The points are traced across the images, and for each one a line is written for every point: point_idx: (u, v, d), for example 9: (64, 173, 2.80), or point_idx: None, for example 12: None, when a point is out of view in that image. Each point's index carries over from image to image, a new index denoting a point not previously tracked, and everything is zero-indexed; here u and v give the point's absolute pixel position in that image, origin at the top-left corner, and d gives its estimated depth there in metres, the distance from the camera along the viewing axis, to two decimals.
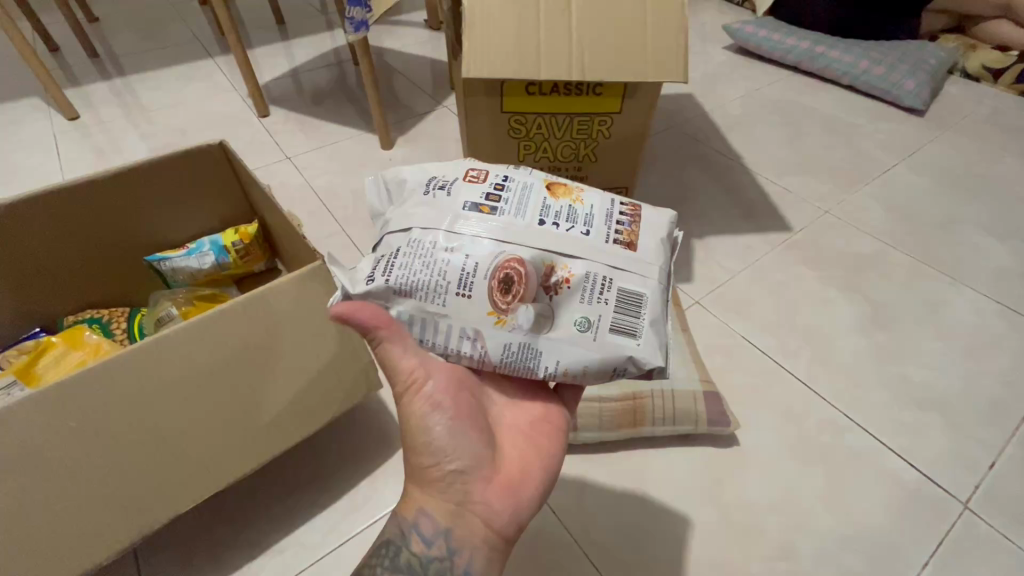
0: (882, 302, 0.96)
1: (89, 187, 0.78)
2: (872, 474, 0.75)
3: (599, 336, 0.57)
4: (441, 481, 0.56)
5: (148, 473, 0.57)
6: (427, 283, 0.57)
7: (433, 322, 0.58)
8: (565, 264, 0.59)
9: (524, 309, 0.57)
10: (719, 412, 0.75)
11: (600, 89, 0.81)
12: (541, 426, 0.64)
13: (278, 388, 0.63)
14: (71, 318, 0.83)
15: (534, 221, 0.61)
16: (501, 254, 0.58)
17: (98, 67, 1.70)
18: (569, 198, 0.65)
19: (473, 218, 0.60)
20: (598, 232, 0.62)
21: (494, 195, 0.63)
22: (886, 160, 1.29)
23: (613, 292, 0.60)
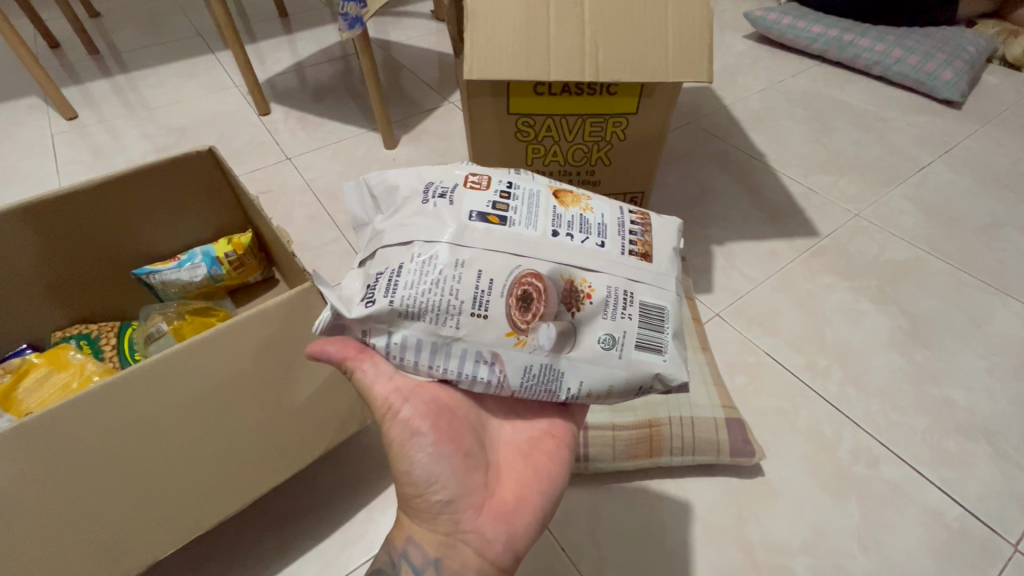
0: (918, 316, 0.89)
1: (72, 200, 0.73)
2: (913, 510, 0.69)
3: (621, 354, 0.54)
4: (429, 509, 0.51)
5: (147, 503, 0.51)
6: (439, 304, 0.51)
7: (446, 346, 0.52)
8: (585, 277, 0.54)
9: (546, 327, 0.52)
10: (743, 441, 0.70)
11: (614, 88, 0.74)
12: (542, 443, 0.59)
13: (267, 418, 0.56)
14: (58, 334, 0.80)
15: (548, 232, 0.56)
16: (518, 268, 0.53)
17: (99, 64, 1.66)
18: (578, 204, 0.60)
19: (482, 228, 0.54)
20: (613, 242, 0.58)
21: (500, 203, 0.57)
22: (922, 157, 1.21)
23: (635, 305, 0.55)
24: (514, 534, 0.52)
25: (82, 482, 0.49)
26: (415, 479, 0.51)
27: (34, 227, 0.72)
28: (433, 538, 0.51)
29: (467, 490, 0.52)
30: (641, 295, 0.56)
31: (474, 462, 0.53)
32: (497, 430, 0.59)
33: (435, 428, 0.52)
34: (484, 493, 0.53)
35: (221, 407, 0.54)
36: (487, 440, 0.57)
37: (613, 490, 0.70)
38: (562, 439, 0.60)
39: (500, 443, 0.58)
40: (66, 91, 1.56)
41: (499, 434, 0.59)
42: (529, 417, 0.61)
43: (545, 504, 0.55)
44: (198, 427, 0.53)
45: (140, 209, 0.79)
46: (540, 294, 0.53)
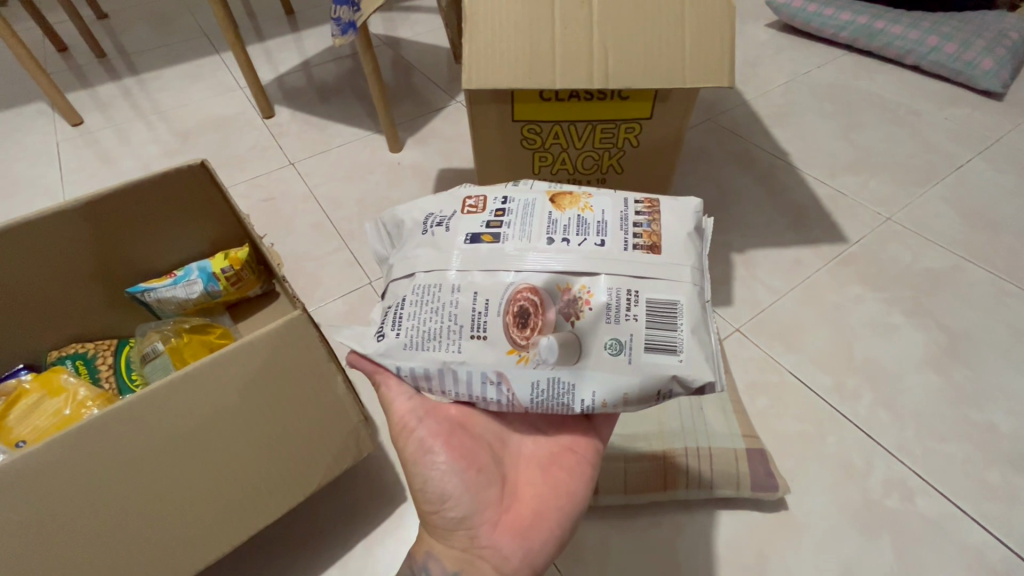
0: (956, 332, 0.83)
1: (60, 221, 0.69)
2: (952, 550, 0.64)
3: (631, 359, 0.48)
4: (444, 525, 0.48)
5: (143, 536, 0.50)
6: (440, 331, 0.50)
7: (451, 371, 0.49)
8: (583, 282, 0.50)
9: (546, 340, 0.48)
10: (765, 474, 0.65)
11: (626, 92, 0.68)
12: (564, 457, 0.54)
13: (255, 456, 0.54)
14: (55, 354, 0.78)
15: (544, 240, 0.52)
16: (513, 284, 0.50)
17: (105, 67, 1.65)
18: (575, 204, 0.55)
19: (480, 250, 0.52)
20: (614, 237, 0.52)
21: (495, 220, 0.54)
22: (959, 154, 1.12)
23: (641, 303, 0.49)
24: (533, 549, 0.47)
25: (62, 533, 0.47)
26: (428, 494, 0.48)
27: (22, 248, 0.69)
28: (450, 553, 0.48)
29: (481, 503, 0.48)
30: (651, 292, 0.50)
31: (489, 477, 0.50)
32: (517, 443, 0.54)
33: (447, 444, 0.49)
34: (500, 506, 0.49)
35: (206, 448, 0.51)
36: (504, 453, 0.53)
37: (625, 523, 0.66)
38: (586, 452, 0.54)
39: (519, 457, 0.53)
40: (73, 94, 1.54)
41: (518, 448, 0.54)
42: (552, 428, 0.55)
43: (568, 519, 0.50)
44: (182, 470, 0.51)
45: (132, 228, 0.76)
46: (536, 306, 0.49)
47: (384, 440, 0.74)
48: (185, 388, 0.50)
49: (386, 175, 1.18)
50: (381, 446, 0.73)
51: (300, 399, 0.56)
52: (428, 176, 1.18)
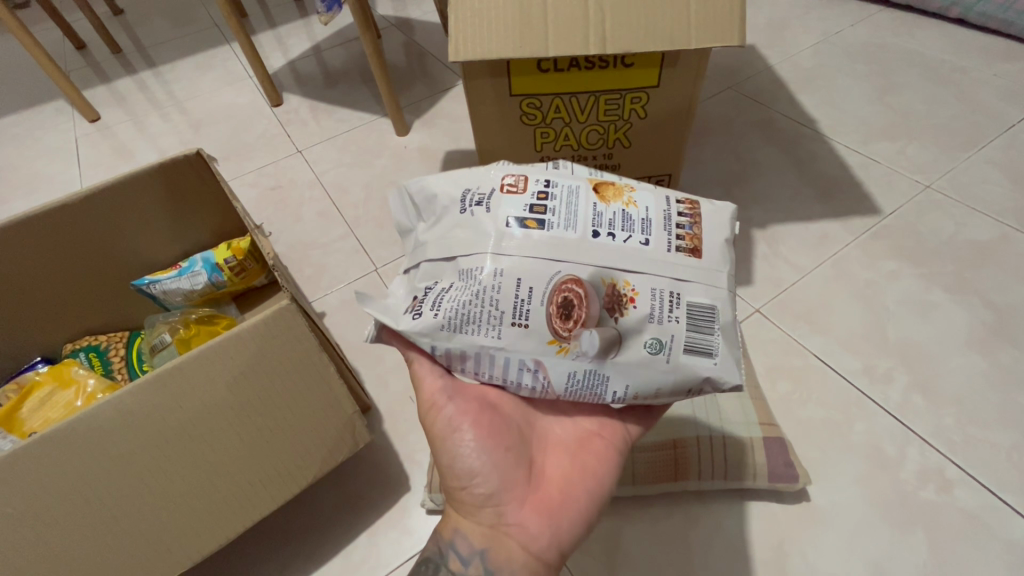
0: (1003, 309, 0.76)
1: (50, 219, 0.68)
2: (996, 547, 0.58)
3: (671, 359, 0.44)
4: (471, 501, 0.46)
5: (149, 525, 0.50)
6: (479, 315, 0.45)
7: (488, 356, 0.46)
8: (628, 278, 0.45)
9: (589, 334, 0.43)
10: (784, 465, 0.61)
11: (629, 59, 0.64)
12: (592, 441, 0.50)
13: (251, 447, 0.53)
14: (70, 347, 0.79)
15: (588, 232, 0.46)
16: (557, 272, 0.45)
17: (121, 62, 1.66)
18: (621, 197, 0.49)
19: (523, 237, 0.46)
20: (658, 237, 0.47)
21: (537, 205, 0.47)
22: (1010, 113, 1.02)
23: (681, 305, 0.45)
24: (563, 529, 0.45)
25: (57, 526, 0.47)
26: (456, 472, 0.46)
27: (17, 247, 0.68)
28: (477, 531, 0.46)
29: (509, 481, 0.46)
30: (692, 295, 0.45)
31: (516, 457, 0.47)
32: (546, 423, 0.51)
33: (476, 423, 0.47)
34: (527, 485, 0.46)
35: (202, 442, 0.51)
36: (533, 433, 0.50)
37: (634, 515, 0.63)
38: (614, 438, 0.50)
39: (547, 438, 0.50)
40: (91, 89, 1.57)
41: (547, 428, 0.51)
42: (582, 411, 0.51)
43: (596, 502, 0.47)
44: (174, 462, 0.50)
45: (126, 221, 0.75)
46: (580, 298, 0.44)
47: (388, 430, 0.73)
48: (175, 381, 0.49)
49: (392, 159, 1.16)
50: (385, 435, 0.73)
51: (293, 391, 0.54)
52: (435, 158, 1.15)
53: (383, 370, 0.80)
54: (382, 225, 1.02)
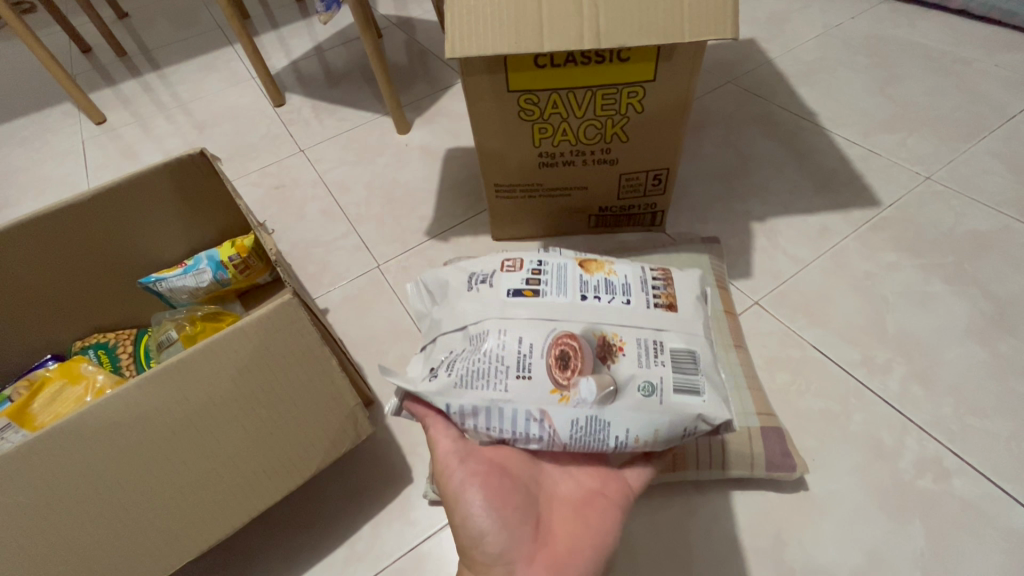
0: (1003, 299, 0.76)
1: (54, 222, 0.69)
2: (993, 534, 0.59)
3: (663, 401, 0.46)
4: (482, 561, 0.45)
5: (155, 513, 0.52)
6: (488, 370, 0.48)
7: (498, 410, 0.47)
8: (615, 331, 0.50)
9: (585, 379, 0.47)
10: (782, 454, 0.62)
11: (626, 53, 0.65)
12: (595, 499, 0.51)
13: (254, 441, 0.55)
14: (79, 344, 0.81)
15: (576, 297, 0.52)
16: (553, 332, 0.49)
17: (126, 65, 1.68)
18: (602, 267, 0.55)
19: (523, 305, 0.51)
20: (638, 297, 0.52)
21: (533, 280, 0.53)
22: (1012, 104, 1.02)
23: (664, 351, 0.49)
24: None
25: (66, 515, 0.49)
26: (467, 529, 0.45)
27: (24, 249, 0.70)
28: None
29: (518, 537, 0.45)
30: (672, 343, 0.50)
31: (524, 514, 0.47)
32: (552, 483, 0.52)
33: (485, 481, 0.47)
34: (536, 540, 0.46)
35: (206, 434, 0.52)
36: (540, 491, 0.50)
37: (633, 505, 0.64)
38: (614, 493, 0.51)
39: (553, 496, 0.50)
40: (97, 92, 1.59)
41: (553, 487, 0.51)
42: (583, 469, 0.53)
43: (605, 558, 0.47)
44: (179, 455, 0.52)
45: (131, 222, 0.76)
46: (576, 351, 0.48)
47: (390, 424, 0.75)
48: (178, 376, 0.50)
49: (394, 157, 1.17)
50: (387, 429, 0.74)
51: (294, 385, 0.55)
52: (436, 156, 1.15)
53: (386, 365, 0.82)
54: (384, 223, 1.03)
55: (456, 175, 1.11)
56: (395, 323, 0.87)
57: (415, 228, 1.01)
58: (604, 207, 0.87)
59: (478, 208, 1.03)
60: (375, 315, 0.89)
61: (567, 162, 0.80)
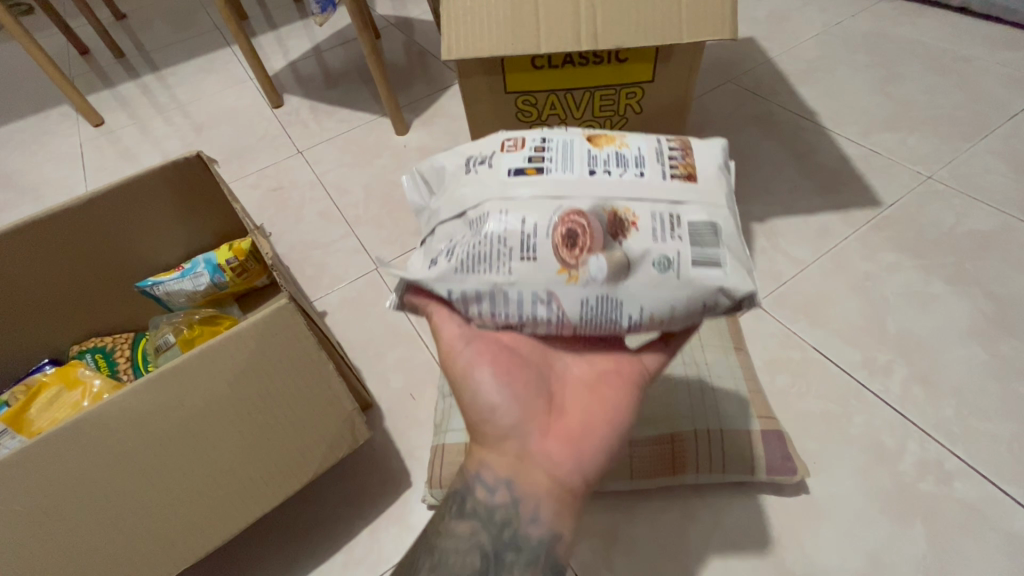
0: (1005, 299, 0.76)
1: (54, 233, 0.70)
2: (995, 537, 0.58)
3: (680, 275, 0.43)
4: (493, 434, 0.45)
5: (152, 520, 0.51)
6: (492, 253, 0.44)
7: (504, 292, 0.44)
8: (627, 205, 0.45)
9: (596, 258, 0.43)
10: (782, 458, 0.61)
11: (624, 54, 0.64)
12: (610, 378, 0.48)
13: (251, 446, 0.54)
14: (77, 348, 0.81)
15: (584, 171, 0.46)
16: (560, 207, 0.44)
17: (124, 67, 1.68)
18: (614, 140, 0.49)
19: (526, 182, 0.46)
20: (651, 169, 0.47)
21: (538, 158, 0.48)
22: (1014, 102, 1.01)
23: (682, 224, 0.44)
24: (590, 461, 0.44)
25: (61, 523, 0.49)
26: (477, 408, 0.46)
27: (26, 261, 0.70)
28: (502, 463, 0.45)
29: (527, 412, 0.45)
30: (691, 215, 0.45)
31: (533, 391, 0.46)
32: (564, 364, 0.49)
33: (493, 363, 0.46)
34: (547, 415, 0.46)
35: (203, 440, 0.52)
36: (552, 371, 0.48)
37: (632, 509, 0.64)
38: (630, 372, 0.48)
39: (565, 377, 0.48)
40: (95, 93, 1.58)
41: (565, 368, 0.49)
42: (598, 350, 0.49)
43: (618, 435, 0.46)
44: (177, 460, 0.51)
45: (131, 231, 0.77)
46: (587, 229, 0.43)
47: (389, 428, 0.74)
48: (175, 380, 0.50)
49: (392, 159, 1.16)
50: (386, 433, 0.74)
51: (291, 389, 0.55)
52: (434, 157, 1.15)
53: (384, 367, 0.81)
54: (382, 224, 1.03)
55: None
56: (393, 325, 0.87)
57: (414, 229, 1.01)
58: None
59: None
60: (373, 317, 0.88)
61: None
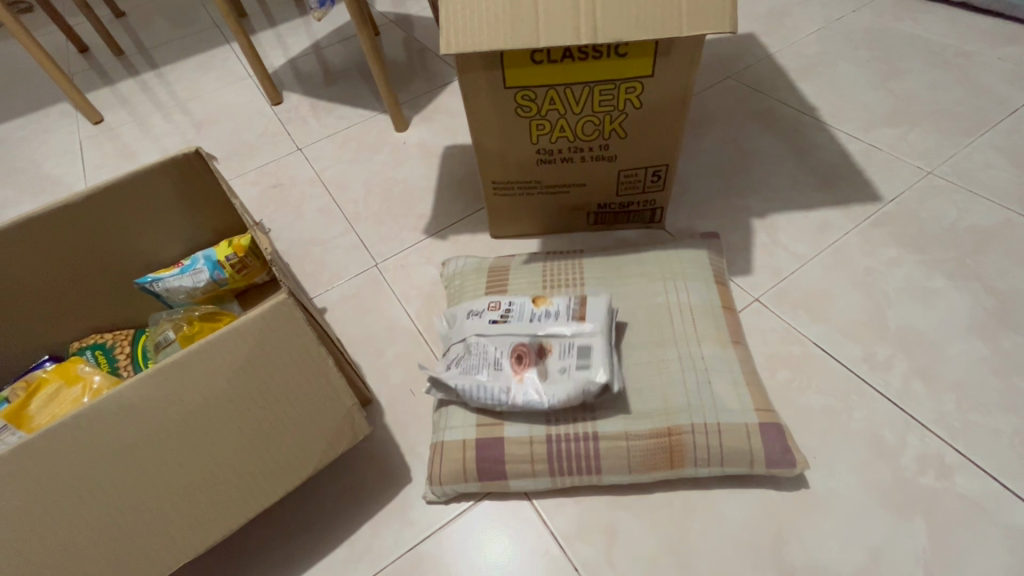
0: (1006, 294, 0.75)
1: (44, 226, 0.69)
2: (995, 532, 0.58)
3: (571, 374, 0.64)
4: None
5: (152, 515, 0.51)
6: (478, 366, 0.66)
7: (480, 387, 0.65)
8: (551, 342, 0.66)
9: (529, 374, 0.65)
10: (782, 451, 0.61)
11: (623, 49, 0.64)
12: None
13: (250, 441, 0.54)
14: (76, 345, 0.80)
15: (528, 323, 0.68)
16: (511, 340, 0.67)
17: (123, 65, 1.67)
18: (548, 298, 0.71)
19: (493, 332, 0.68)
20: (561, 313, 0.68)
21: (502, 315, 0.69)
22: (1016, 97, 1.01)
23: (577, 346, 0.65)
24: None
25: (61, 517, 0.49)
26: None
27: (14, 254, 0.69)
28: None
29: None
30: (579, 339, 0.66)
31: None
32: None
33: None
34: None
35: (202, 435, 0.52)
36: None
37: (632, 504, 0.64)
38: None
39: None
40: (94, 91, 1.58)
41: None
42: None
43: None
44: (175, 455, 0.51)
45: (123, 226, 0.75)
46: (525, 351, 0.66)
47: (389, 423, 0.75)
48: (173, 376, 0.50)
49: (391, 155, 1.16)
50: (385, 428, 0.74)
51: (290, 385, 0.55)
52: (434, 153, 1.15)
53: (384, 364, 0.81)
54: (382, 221, 1.03)
55: (454, 172, 1.10)
56: (393, 322, 0.86)
57: (413, 226, 1.01)
58: (602, 204, 0.87)
59: (476, 206, 1.03)
60: (373, 314, 0.88)
61: (565, 159, 0.79)
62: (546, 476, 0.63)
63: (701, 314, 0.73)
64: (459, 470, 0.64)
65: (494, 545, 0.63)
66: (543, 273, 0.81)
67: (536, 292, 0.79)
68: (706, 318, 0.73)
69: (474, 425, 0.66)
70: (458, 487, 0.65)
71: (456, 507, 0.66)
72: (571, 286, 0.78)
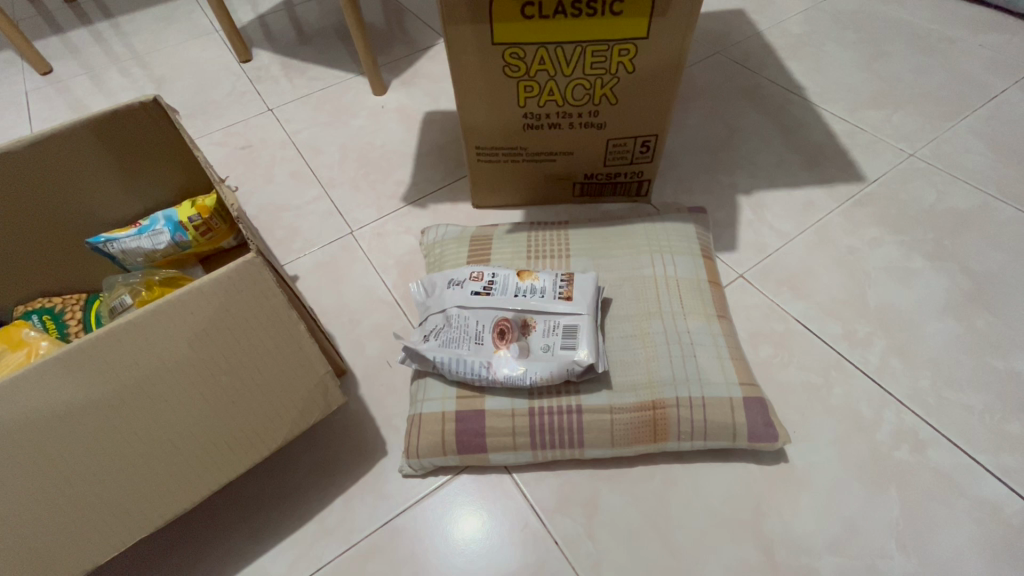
0: (981, 275, 0.77)
1: None
2: (964, 504, 0.60)
3: (555, 353, 0.62)
4: None
5: (103, 487, 0.47)
6: (460, 338, 0.64)
7: (461, 361, 0.62)
8: (535, 318, 0.64)
9: (511, 348, 0.63)
10: (764, 425, 0.61)
11: (619, 6, 0.61)
12: None
13: (214, 410, 0.50)
14: (21, 309, 0.74)
15: (512, 297, 0.66)
16: (494, 314, 0.65)
17: (75, 13, 1.54)
18: (534, 272, 0.68)
19: (475, 304, 0.65)
20: (548, 288, 0.66)
21: (486, 287, 0.67)
22: (995, 84, 1.02)
23: (562, 325, 0.63)
24: None
25: None
26: None
27: None
28: None
29: None
30: (563, 318, 0.64)
31: None
32: None
33: None
34: None
35: (160, 403, 0.48)
36: None
37: (614, 478, 0.63)
38: None
39: None
40: (43, 40, 1.46)
41: None
42: None
43: None
44: (132, 424, 0.48)
45: (47, 185, 0.68)
46: (509, 326, 0.64)
47: (363, 395, 0.72)
48: (131, 336, 0.46)
49: (369, 120, 1.10)
50: (360, 400, 0.71)
51: (258, 351, 0.51)
52: (413, 119, 1.10)
53: (360, 334, 0.78)
54: (358, 187, 0.98)
55: (435, 140, 1.05)
56: (369, 292, 0.83)
57: (391, 194, 0.96)
58: (588, 174, 0.84)
59: (458, 174, 0.99)
60: (347, 282, 0.84)
61: (552, 125, 0.76)
62: (527, 449, 0.62)
63: (687, 289, 0.71)
64: (437, 443, 0.62)
65: (476, 530, 0.61)
66: (527, 243, 0.79)
67: (520, 262, 0.76)
68: (692, 292, 0.71)
69: (455, 398, 0.64)
70: (436, 460, 0.62)
71: (433, 481, 0.64)
72: (557, 258, 0.76)
